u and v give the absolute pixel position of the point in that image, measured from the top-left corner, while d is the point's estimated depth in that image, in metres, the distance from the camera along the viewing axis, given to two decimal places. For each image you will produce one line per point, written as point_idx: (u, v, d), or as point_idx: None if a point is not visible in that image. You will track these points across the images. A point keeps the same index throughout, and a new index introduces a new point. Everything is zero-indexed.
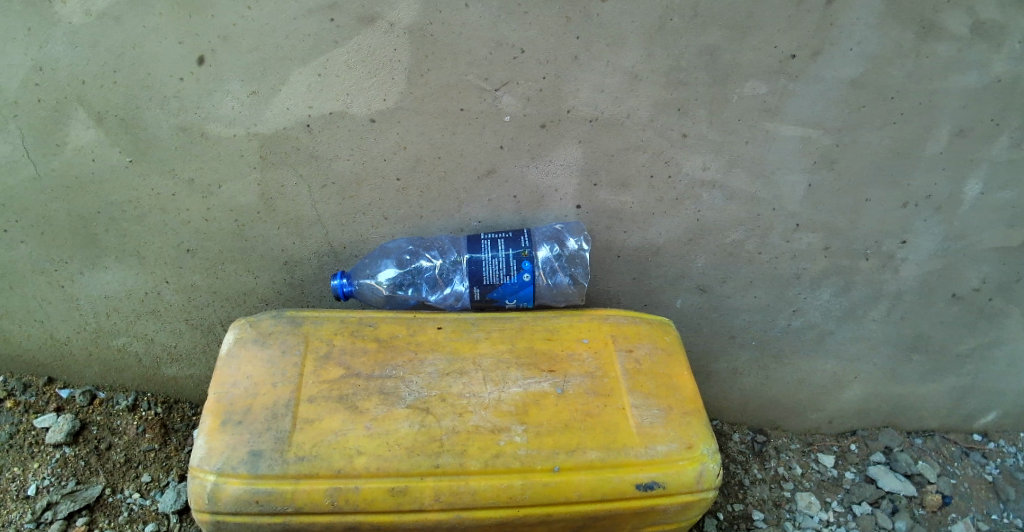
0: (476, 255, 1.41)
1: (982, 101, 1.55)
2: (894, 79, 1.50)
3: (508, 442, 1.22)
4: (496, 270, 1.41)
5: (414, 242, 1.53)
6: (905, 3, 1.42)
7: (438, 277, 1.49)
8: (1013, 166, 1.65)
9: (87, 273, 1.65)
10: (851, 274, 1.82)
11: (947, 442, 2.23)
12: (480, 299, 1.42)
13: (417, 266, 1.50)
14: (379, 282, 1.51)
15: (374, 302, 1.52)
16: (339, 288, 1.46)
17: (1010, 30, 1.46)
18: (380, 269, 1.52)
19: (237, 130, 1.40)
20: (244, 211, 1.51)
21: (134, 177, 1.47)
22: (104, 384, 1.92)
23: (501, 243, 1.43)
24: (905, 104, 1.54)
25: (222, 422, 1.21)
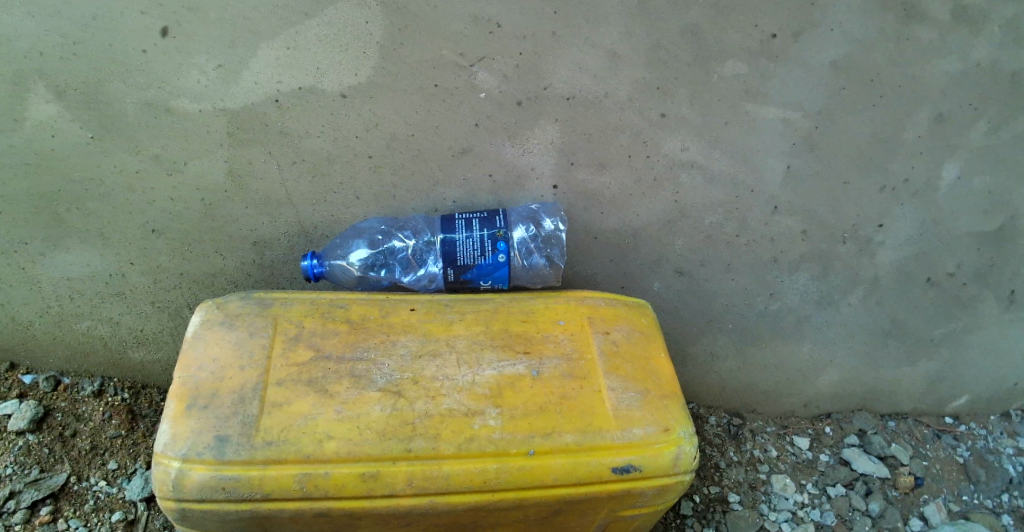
0: (450, 235, 1.38)
1: (961, 86, 1.55)
2: (875, 62, 1.50)
3: (483, 426, 1.20)
4: (470, 251, 1.38)
5: (386, 222, 1.49)
6: None
7: (411, 257, 1.46)
8: (989, 151, 1.66)
9: (49, 254, 1.59)
10: (829, 258, 1.82)
11: (921, 426, 2.24)
12: (454, 280, 1.39)
13: (390, 247, 1.47)
14: (351, 263, 1.48)
15: (346, 283, 1.49)
16: (310, 269, 1.42)
17: (990, 17, 1.48)
18: (352, 249, 1.49)
19: (203, 105, 1.35)
20: (213, 191, 1.46)
21: (97, 154, 1.41)
22: (69, 369, 1.86)
23: (476, 223, 1.40)
24: (886, 86, 1.54)
25: (187, 406, 1.17)
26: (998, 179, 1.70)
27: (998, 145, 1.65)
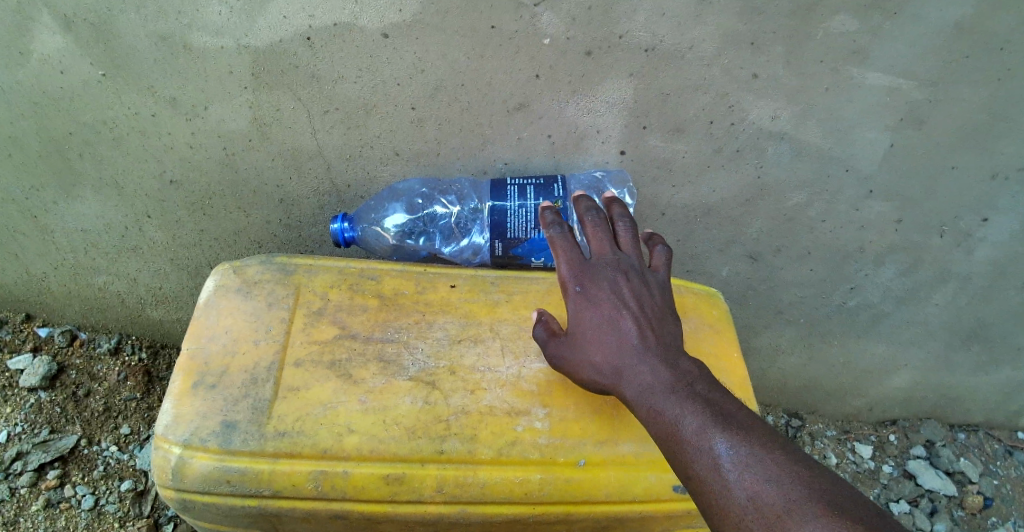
0: (501, 203, 1.20)
1: None
2: (1004, 25, 1.24)
3: (527, 428, 1.03)
4: (522, 223, 1.19)
5: (428, 184, 1.34)
6: None
7: (454, 225, 1.32)
8: None
9: (62, 203, 1.46)
10: (919, 252, 1.59)
11: (992, 439, 2.05)
12: (502, 255, 1.21)
13: (431, 214, 1.33)
14: (385, 229, 1.33)
15: (379, 251, 1.35)
16: (340, 234, 1.26)
17: None
18: (387, 213, 1.33)
19: (225, 41, 1.18)
20: (235, 139, 1.30)
21: (110, 94, 1.26)
22: (86, 324, 1.74)
23: (530, 191, 1.21)
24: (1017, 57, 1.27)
25: (194, 384, 1.03)
26: None
27: None
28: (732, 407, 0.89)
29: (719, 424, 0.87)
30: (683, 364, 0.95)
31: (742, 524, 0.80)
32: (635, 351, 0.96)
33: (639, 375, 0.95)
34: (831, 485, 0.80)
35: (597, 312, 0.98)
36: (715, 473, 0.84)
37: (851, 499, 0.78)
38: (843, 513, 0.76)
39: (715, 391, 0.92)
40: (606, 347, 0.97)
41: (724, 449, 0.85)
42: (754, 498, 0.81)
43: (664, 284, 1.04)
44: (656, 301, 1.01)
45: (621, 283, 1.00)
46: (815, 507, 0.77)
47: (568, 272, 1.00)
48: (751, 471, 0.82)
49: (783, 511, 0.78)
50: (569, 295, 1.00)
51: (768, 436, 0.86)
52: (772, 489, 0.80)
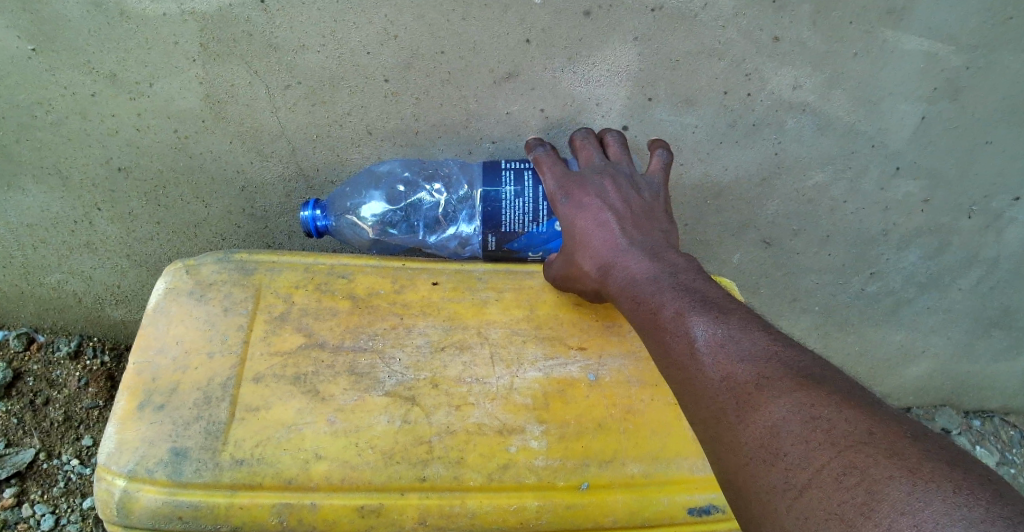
0: (495, 192, 1.04)
1: None
2: None
3: (522, 449, 0.90)
4: (519, 215, 1.04)
5: (411, 167, 1.19)
6: None
7: (440, 216, 1.16)
8: None
9: (2, 195, 1.30)
10: (947, 234, 1.45)
11: (1008, 427, 1.96)
12: (495, 250, 1.07)
13: (413, 203, 1.16)
14: (362, 219, 1.17)
15: (357, 242, 1.20)
16: (312, 223, 1.11)
17: None
18: (364, 201, 1.17)
19: (166, 7, 1.03)
20: (186, 119, 1.15)
21: (42, 71, 1.11)
22: (43, 325, 1.59)
23: (530, 177, 1.05)
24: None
25: (139, 405, 0.89)
26: None
27: None
28: (712, 294, 0.85)
29: (697, 309, 0.82)
30: (666, 258, 0.92)
31: (715, 405, 0.75)
32: (618, 247, 0.93)
33: (622, 269, 0.91)
34: (809, 362, 0.75)
35: (582, 214, 0.97)
36: (690, 357, 0.79)
37: (832, 376, 0.73)
38: (820, 387, 0.71)
39: (701, 282, 0.87)
40: (589, 248, 0.95)
41: (701, 332, 0.80)
42: (727, 377, 0.75)
43: (656, 187, 1.03)
44: (645, 204, 1.00)
45: (607, 189, 0.99)
46: (791, 381, 0.72)
47: (555, 182, 1.00)
48: (726, 350, 0.77)
49: (756, 387, 0.73)
50: (556, 205, 0.99)
51: (749, 320, 0.81)
52: (747, 366, 0.75)
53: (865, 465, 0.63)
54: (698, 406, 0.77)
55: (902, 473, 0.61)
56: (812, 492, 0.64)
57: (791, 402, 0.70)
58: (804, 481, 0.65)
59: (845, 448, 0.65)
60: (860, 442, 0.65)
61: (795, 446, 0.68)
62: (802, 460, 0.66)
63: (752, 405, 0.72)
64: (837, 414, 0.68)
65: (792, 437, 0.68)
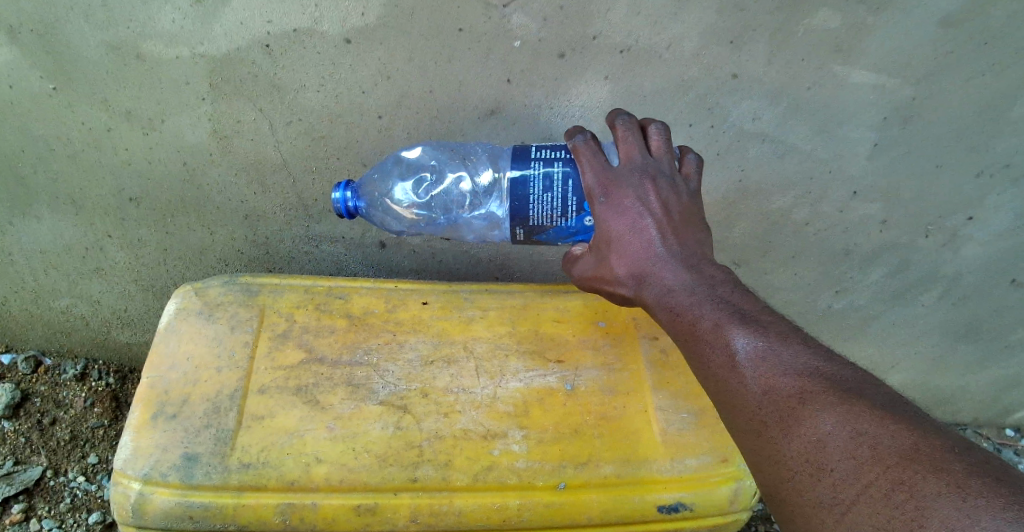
0: (521, 188, 1.00)
1: None
2: (994, 19, 1.20)
3: (504, 452, 0.99)
4: (547, 210, 1.01)
5: (439, 153, 1.22)
6: None
7: (466, 204, 1.15)
8: None
9: (19, 222, 1.39)
10: (907, 253, 1.56)
11: (980, 437, 2.07)
12: (523, 240, 1.05)
13: (439, 191, 1.17)
14: (396, 202, 1.19)
15: (393, 223, 1.22)
16: (342, 204, 1.09)
17: None
18: (393, 186, 1.20)
19: (179, 50, 1.11)
20: (194, 153, 1.24)
21: (61, 108, 1.20)
22: (50, 349, 1.67)
23: (559, 172, 1.00)
24: (1005, 46, 1.24)
25: (153, 415, 0.98)
26: None
27: None
28: (753, 308, 0.86)
29: (737, 321, 0.84)
30: (707, 269, 0.91)
31: (757, 418, 0.78)
32: (655, 256, 0.91)
33: (658, 280, 0.91)
34: (850, 376, 0.77)
35: (620, 218, 0.93)
36: (731, 370, 0.81)
37: (873, 390, 0.76)
38: (863, 400, 0.74)
39: (742, 294, 0.88)
40: (623, 255, 0.93)
41: (743, 343, 0.82)
42: (769, 390, 0.78)
43: (693, 189, 0.98)
44: (685, 207, 0.95)
45: (648, 190, 0.94)
46: (834, 395, 0.75)
47: (592, 178, 0.94)
48: (767, 363, 0.80)
49: (799, 401, 0.76)
50: (593, 204, 0.95)
51: (788, 333, 0.83)
52: (790, 379, 0.78)
53: (914, 481, 0.66)
54: (739, 417, 0.80)
55: (949, 489, 0.64)
56: (859, 506, 0.68)
57: (836, 417, 0.73)
58: (850, 496, 0.69)
59: (893, 464, 0.68)
60: (909, 458, 0.67)
61: (841, 461, 0.71)
62: (848, 475, 0.70)
63: (794, 419, 0.75)
64: (881, 429, 0.70)
65: (837, 452, 0.71)
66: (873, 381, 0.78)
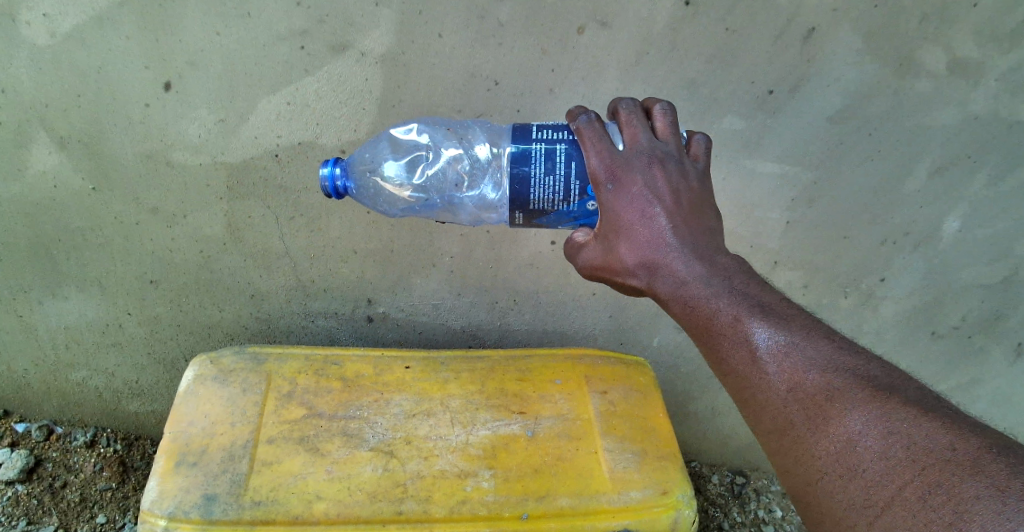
0: (522, 170, 1.04)
1: (965, 137, 1.47)
2: (873, 115, 1.43)
3: (475, 488, 1.18)
4: (549, 193, 1.04)
5: (436, 137, 1.24)
6: (885, 37, 1.33)
7: (461, 184, 1.17)
8: (995, 201, 1.57)
9: (48, 301, 1.58)
10: (832, 312, 1.81)
11: None
12: (522, 223, 1.08)
13: (434, 171, 1.19)
14: (386, 180, 1.22)
15: (383, 203, 1.25)
16: (330, 181, 1.11)
17: (989, 67, 1.37)
18: (383, 164, 1.24)
19: (203, 159, 1.35)
20: (210, 243, 1.47)
21: (97, 204, 1.42)
22: (62, 419, 1.82)
23: (562, 153, 1.03)
24: (890, 136, 1.46)
25: (176, 463, 1.15)
26: (1005, 229, 1.62)
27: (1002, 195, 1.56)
28: (772, 300, 0.91)
29: (758, 314, 0.89)
30: (720, 261, 0.93)
31: (784, 414, 0.85)
32: (668, 247, 0.92)
33: (671, 273, 0.92)
34: (875, 372, 0.85)
35: (631, 206, 0.93)
36: (754, 365, 0.87)
37: (896, 385, 0.83)
38: (889, 397, 0.82)
39: (760, 287, 0.93)
40: (634, 244, 0.93)
41: (762, 335, 0.88)
42: (795, 387, 0.85)
43: (701, 170, 0.98)
44: (695, 195, 0.95)
45: (658, 176, 0.93)
46: (863, 394, 0.82)
47: (598, 163, 0.94)
48: (790, 358, 0.86)
49: (826, 399, 0.84)
50: (601, 191, 0.95)
51: (809, 327, 0.89)
52: (813, 375, 0.85)
53: (949, 481, 0.73)
54: (767, 415, 0.87)
55: (989, 490, 0.70)
56: (894, 507, 0.75)
57: (862, 415, 0.81)
58: (885, 497, 0.76)
59: (925, 464, 0.75)
60: (940, 459, 0.75)
61: (872, 462, 0.79)
62: (880, 475, 0.78)
63: (825, 418, 0.83)
64: (912, 429, 0.78)
65: (867, 452, 0.79)
66: (895, 374, 0.85)
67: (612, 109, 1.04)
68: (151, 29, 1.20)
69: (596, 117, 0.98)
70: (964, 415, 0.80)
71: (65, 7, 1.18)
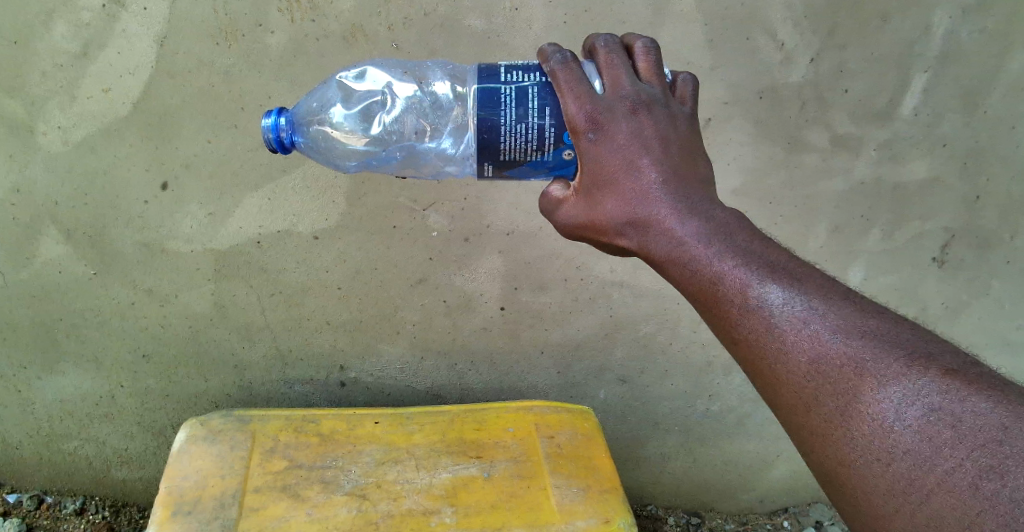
0: (492, 118, 1.05)
1: (854, 201, 1.73)
2: (772, 186, 1.68)
3: (438, 522, 1.36)
4: (521, 143, 1.05)
5: (388, 89, 1.25)
6: (773, 122, 1.59)
7: (417, 135, 1.20)
8: (890, 254, 1.83)
9: (46, 376, 1.73)
10: None
11: None
12: (494, 175, 1.09)
13: (391, 119, 1.21)
14: (336, 127, 1.22)
15: (333, 153, 1.24)
16: (276, 133, 1.13)
17: (865, 141, 1.65)
18: (333, 112, 1.24)
19: (195, 246, 1.55)
20: (199, 318, 1.66)
21: (97, 287, 1.60)
22: (52, 488, 1.94)
23: (534, 98, 1.05)
24: (789, 205, 1.71)
25: (172, 512, 1.31)
26: (903, 277, 1.88)
27: (896, 249, 1.82)
28: (781, 258, 0.91)
29: (768, 276, 0.88)
30: (718, 215, 0.94)
31: (808, 388, 0.84)
32: (657, 199, 0.94)
33: (664, 231, 0.93)
34: (907, 336, 0.83)
35: (615, 155, 0.95)
36: (771, 334, 0.86)
37: (934, 352, 0.82)
38: (927, 366, 0.80)
39: (762, 243, 0.92)
40: (617, 197, 0.95)
41: (775, 296, 0.87)
42: (816, 359, 0.84)
43: (687, 113, 1.01)
44: (682, 142, 0.98)
45: (643, 124, 0.96)
46: (897, 365, 0.81)
47: (580, 110, 0.95)
48: (810, 324, 0.85)
49: (856, 372, 0.82)
50: (582, 137, 0.96)
51: (825, 288, 0.88)
52: (836, 344, 0.83)
53: (1002, 466, 0.71)
54: (786, 388, 0.85)
55: None
56: (941, 495, 0.74)
57: (899, 390, 0.79)
58: (931, 484, 0.74)
59: (975, 446, 0.74)
60: (992, 440, 0.73)
61: (914, 443, 0.77)
62: (926, 458, 0.76)
63: (857, 394, 0.81)
64: (955, 404, 0.76)
65: (908, 433, 0.77)
66: (926, 336, 0.84)
67: (590, 47, 1.05)
68: (152, 139, 1.42)
69: (571, 57, 0.99)
70: (1009, 383, 0.79)
71: (78, 122, 1.40)
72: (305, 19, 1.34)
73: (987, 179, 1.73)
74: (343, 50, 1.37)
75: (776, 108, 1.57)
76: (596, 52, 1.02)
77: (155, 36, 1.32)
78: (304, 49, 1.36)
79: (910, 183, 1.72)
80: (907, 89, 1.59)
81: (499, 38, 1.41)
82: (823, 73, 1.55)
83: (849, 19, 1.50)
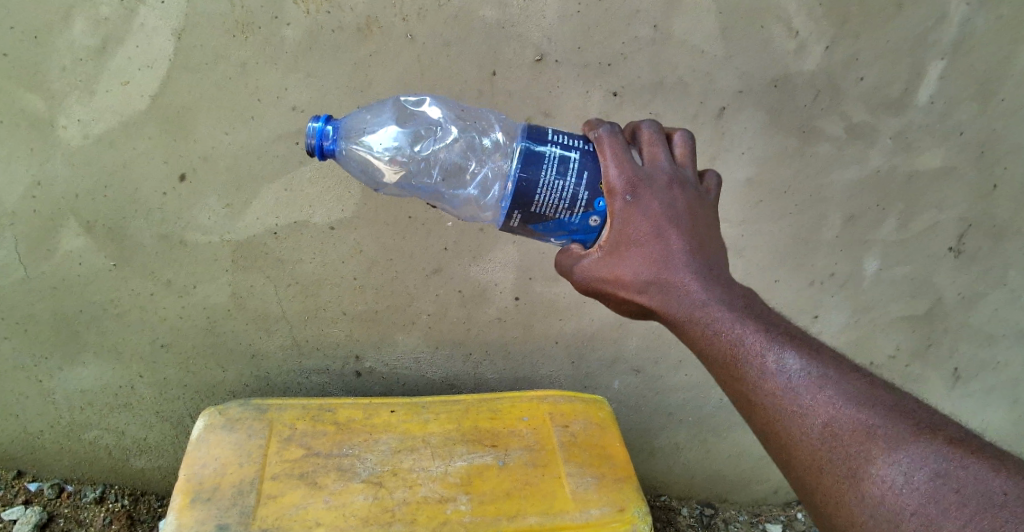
0: (535, 170, 1.08)
1: (866, 191, 1.72)
2: (785, 176, 1.66)
3: (454, 510, 1.37)
4: (555, 199, 1.08)
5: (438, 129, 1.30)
6: (787, 112, 1.58)
7: (455, 171, 1.26)
8: (903, 244, 1.82)
9: (66, 368, 1.76)
10: None
11: None
12: (517, 225, 1.11)
13: (433, 152, 1.27)
14: (377, 151, 1.27)
15: (369, 172, 1.29)
16: (319, 143, 1.17)
17: (880, 131, 1.63)
18: (378, 135, 1.29)
19: (212, 237, 1.57)
20: (216, 310, 1.68)
21: (115, 279, 1.62)
22: (72, 477, 1.98)
23: (575, 162, 1.09)
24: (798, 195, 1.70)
25: (191, 499, 1.33)
26: (917, 268, 1.87)
27: (911, 239, 1.81)
28: (797, 332, 0.98)
29: (787, 346, 0.95)
30: (736, 287, 1.01)
31: (823, 450, 0.90)
32: (682, 265, 1.00)
33: (687, 294, 0.99)
34: (912, 409, 0.91)
35: (646, 220, 1.01)
36: (790, 398, 0.93)
37: (937, 423, 0.89)
38: (933, 435, 0.87)
39: (778, 318, 1.00)
40: (641, 259, 1.01)
41: (792, 364, 0.94)
42: (830, 423, 0.90)
43: (712, 198, 1.09)
44: (705, 219, 1.05)
45: (673, 197, 1.03)
46: (904, 433, 0.88)
47: (622, 177, 1.03)
48: (824, 392, 0.92)
49: (867, 437, 0.89)
50: (619, 198, 1.02)
51: (838, 360, 0.96)
52: (848, 411, 0.90)
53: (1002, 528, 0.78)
54: (801, 450, 0.91)
55: None
56: None
57: (907, 456, 0.86)
58: None
59: (976, 509, 0.81)
60: (991, 505, 0.80)
61: (921, 505, 0.84)
62: (931, 519, 0.83)
63: (869, 456, 0.88)
64: (958, 471, 0.84)
65: (913, 495, 0.84)
66: (930, 412, 0.92)
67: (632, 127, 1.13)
68: (169, 132, 1.43)
69: (617, 128, 1.07)
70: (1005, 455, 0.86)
71: (96, 115, 1.41)
72: (321, 10, 1.34)
73: (1004, 168, 1.72)
74: (358, 41, 1.37)
75: (790, 99, 1.56)
76: (637, 131, 1.10)
77: (172, 30, 1.33)
78: (319, 42, 1.36)
79: (925, 172, 1.70)
80: (924, 77, 1.58)
81: (514, 29, 1.41)
82: (837, 63, 1.54)
83: (866, 8, 1.49)
